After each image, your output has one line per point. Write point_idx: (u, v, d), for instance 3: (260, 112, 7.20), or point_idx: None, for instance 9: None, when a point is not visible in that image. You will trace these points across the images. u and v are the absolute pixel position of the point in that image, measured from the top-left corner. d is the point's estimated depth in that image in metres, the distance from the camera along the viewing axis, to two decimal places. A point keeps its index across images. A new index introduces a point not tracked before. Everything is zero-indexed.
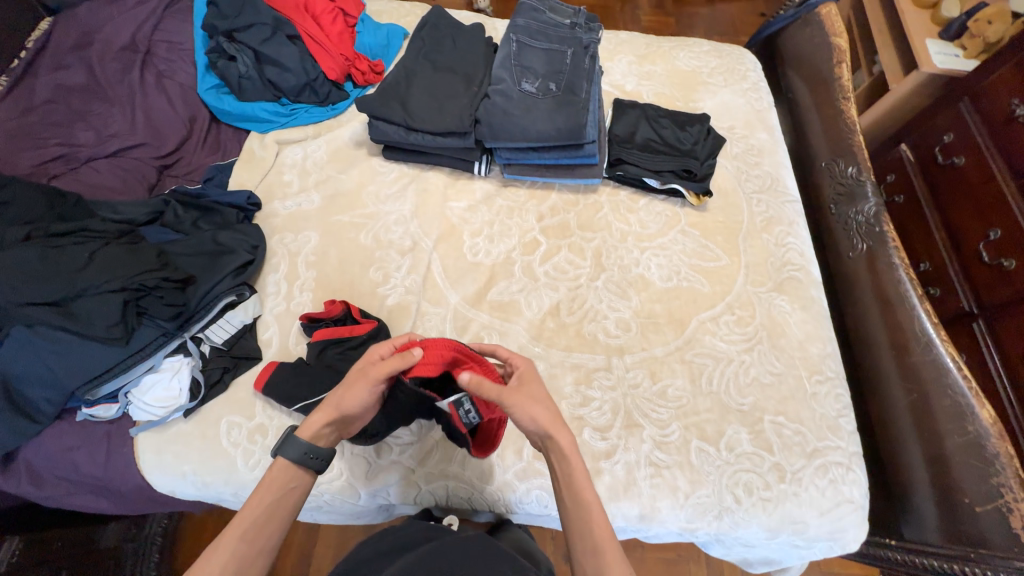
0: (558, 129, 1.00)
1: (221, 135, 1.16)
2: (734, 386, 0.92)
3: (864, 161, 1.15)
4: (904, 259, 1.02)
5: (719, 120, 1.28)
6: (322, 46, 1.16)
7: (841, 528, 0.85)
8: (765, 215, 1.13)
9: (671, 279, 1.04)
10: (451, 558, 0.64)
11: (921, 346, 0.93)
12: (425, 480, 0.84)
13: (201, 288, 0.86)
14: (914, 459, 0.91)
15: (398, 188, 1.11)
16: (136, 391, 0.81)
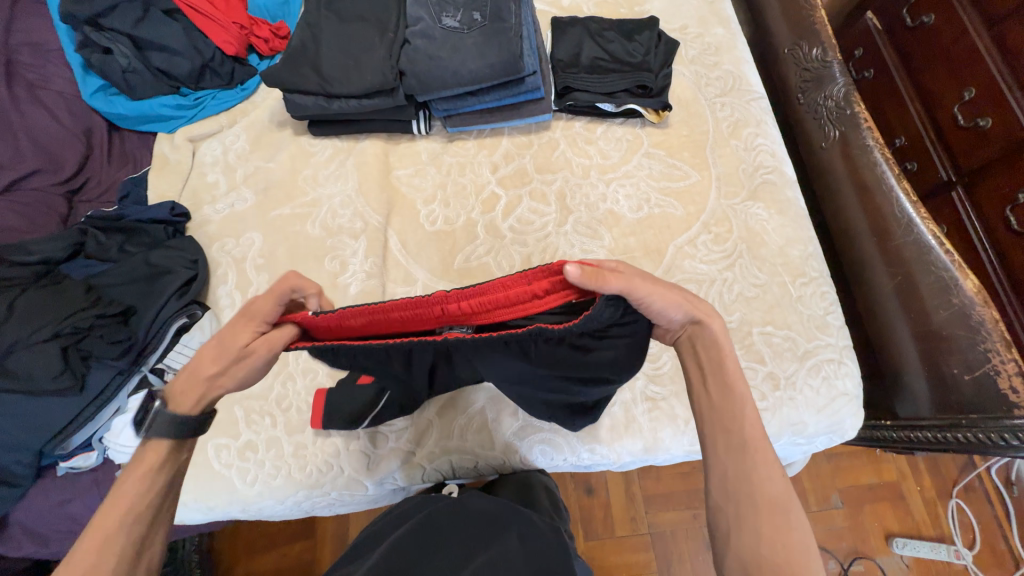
0: (493, 66, 0.90)
1: (127, 144, 1.04)
2: (720, 306, 0.90)
3: (829, 39, 1.07)
4: (878, 140, 0.98)
5: (669, 22, 1.16)
6: (210, 17, 1.02)
7: (838, 420, 0.87)
8: (731, 119, 1.06)
9: (642, 208, 0.99)
10: (427, 537, 0.65)
11: (903, 228, 0.91)
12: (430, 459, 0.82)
13: (146, 316, 0.80)
14: (901, 339, 0.92)
15: (335, 167, 1.01)
16: (109, 436, 0.77)
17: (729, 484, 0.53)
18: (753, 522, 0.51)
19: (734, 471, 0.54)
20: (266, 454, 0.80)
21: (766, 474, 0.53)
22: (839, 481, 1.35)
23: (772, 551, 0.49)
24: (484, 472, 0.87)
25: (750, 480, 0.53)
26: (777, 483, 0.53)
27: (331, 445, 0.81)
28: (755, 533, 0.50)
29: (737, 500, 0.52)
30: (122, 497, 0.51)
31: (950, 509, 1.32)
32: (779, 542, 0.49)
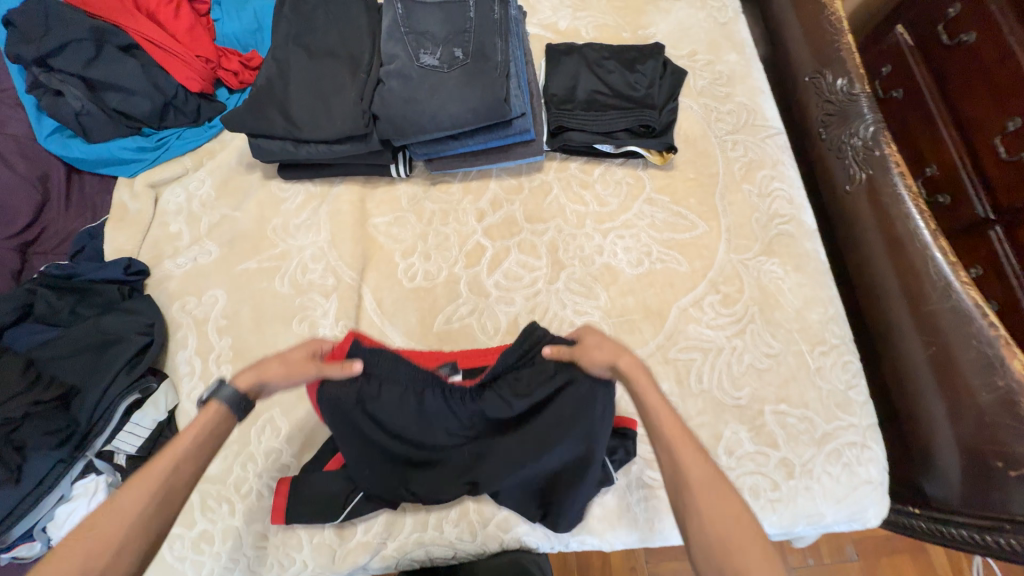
0: (474, 110, 0.80)
1: (87, 188, 0.96)
2: (728, 378, 0.81)
3: (856, 68, 0.96)
4: (911, 187, 0.87)
5: (676, 48, 1.05)
6: (171, 51, 0.93)
7: (860, 510, 0.77)
8: (743, 160, 0.95)
9: (642, 263, 0.89)
10: None
11: (939, 292, 0.80)
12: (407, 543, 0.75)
13: (91, 396, 0.72)
14: (933, 417, 0.81)
15: (307, 215, 0.93)
16: (52, 526, 0.70)
17: (674, 486, 0.55)
18: (705, 519, 0.52)
19: (675, 476, 0.55)
20: (222, 546, 0.73)
21: (702, 464, 0.55)
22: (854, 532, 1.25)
23: (733, 541, 0.50)
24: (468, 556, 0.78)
25: (688, 474, 0.54)
26: (712, 472, 0.54)
27: (294, 536, 0.74)
28: (711, 529, 0.51)
29: (685, 503, 0.54)
30: (166, 455, 0.55)
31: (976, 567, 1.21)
32: (733, 530, 0.51)
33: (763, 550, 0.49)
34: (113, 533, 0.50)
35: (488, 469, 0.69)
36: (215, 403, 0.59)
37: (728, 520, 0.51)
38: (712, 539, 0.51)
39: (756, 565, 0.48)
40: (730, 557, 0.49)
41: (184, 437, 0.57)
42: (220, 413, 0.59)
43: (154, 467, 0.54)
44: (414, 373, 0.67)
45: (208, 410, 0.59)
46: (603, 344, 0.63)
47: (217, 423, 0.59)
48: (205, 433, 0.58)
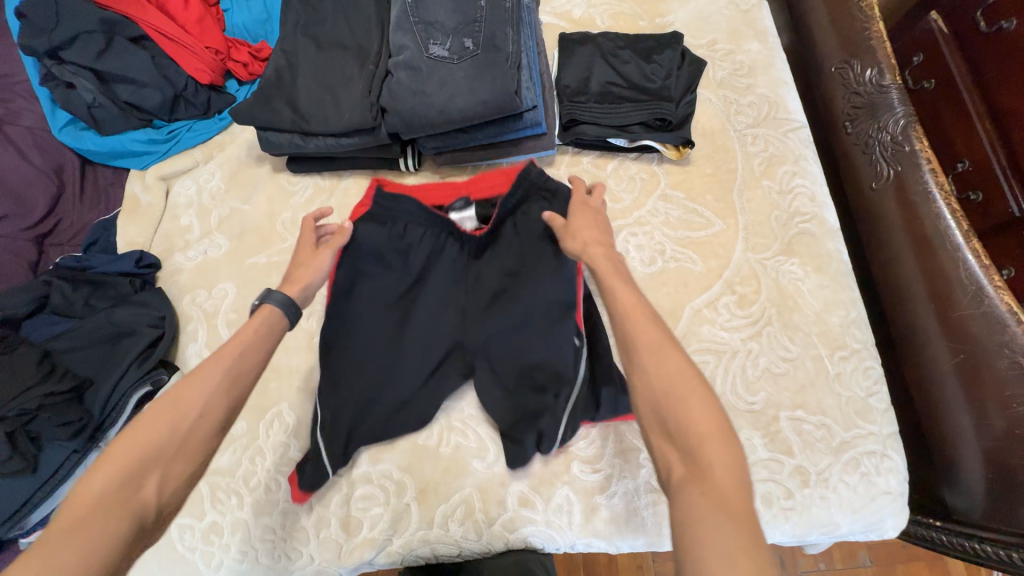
0: (485, 103, 0.78)
1: (101, 181, 0.97)
2: (742, 383, 0.78)
3: (886, 59, 0.92)
4: (942, 184, 0.83)
5: (695, 37, 1.01)
6: (181, 43, 0.92)
7: (877, 521, 0.75)
8: (764, 154, 0.91)
9: (655, 261, 0.86)
10: None
11: (970, 297, 0.77)
12: (372, 404, 0.77)
13: (103, 389, 0.74)
14: (958, 428, 0.78)
15: (316, 209, 0.93)
16: None
17: (621, 345, 0.54)
18: (649, 373, 0.50)
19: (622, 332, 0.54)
20: (231, 538, 0.74)
21: (649, 323, 0.53)
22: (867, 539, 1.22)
23: (676, 391, 0.48)
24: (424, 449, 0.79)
25: (635, 332, 0.53)
26: (657, 328, 0.53)
27: (301, 531, 0.75)
28: (655, 382, 0.50)
29: (633, 360, 0.52)
30: (229, 349, 0.57)
31: None
32: (676, 380, 0.49)
33: (703, 395, 0.48)
34: (185, 418, 0.52)
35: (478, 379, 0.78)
36: (268, 304, 0.62)
37: (673, 372, 0.49)
38: (654, 391, 0.49)
39: (693, 409, 0.47)
40: (670, 403, 0.48)
41: (243, 335, 0.59)
42: (272, 314, 0.61)
43: (220, 360, 0.56)
44: (422, 263, 0.80)
45: (262, 312, 0.61)
46: (587, 223, 0.67)
47: (273, 322, 0.61)
48: (265, 330, 0.60)
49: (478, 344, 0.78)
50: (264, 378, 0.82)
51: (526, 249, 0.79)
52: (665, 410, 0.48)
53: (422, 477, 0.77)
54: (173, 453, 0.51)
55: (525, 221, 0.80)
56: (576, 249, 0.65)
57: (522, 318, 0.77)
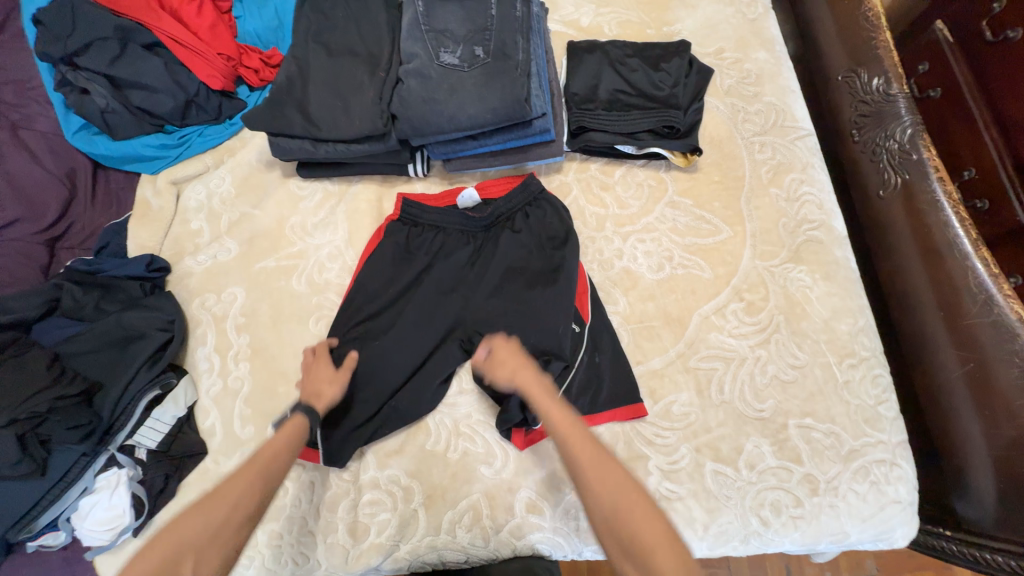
0: (494, 111, 0.79)
1: (112, 184, 0.98)
2: (750, 390, 0.78)
3: (893, 68, 0.92)
4: (950, 192, 0.83)
5: (702, 45, 1.02)
6: (193, 49, 0.94)
7: (887, 530, 0.74)
8: (772, 162, 0.92)
9: (663, 268, 0.87)
10: None
11: (979, 305, 0.77)
12: (373, 376, 0.80)
13: (112, 392, 0.73)
14: (968, 436, 0.77)
15: (325, 213, 0.93)
16: (76, 518, 0.71)
17: (571, 469, 0.62)
18: (600, 490, 0.59)
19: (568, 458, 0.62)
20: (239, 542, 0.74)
21: (587, 442, 0.63)
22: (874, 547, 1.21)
23: (626, 502, 0.58)
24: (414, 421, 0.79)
25: (578, 453, 0.62)
26: (593, 446, 0.63)
27: (308, 535, 0.75)
28: (605, 497, 0.59)
29: (584, 484, 0.60)
30: (264, 452, 0.65)
31: None
32: (617, 493, 0.59)
33: (647, 504, 0.58)
34: (219, 510, 0.59)
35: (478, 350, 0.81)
36: (301, 414, 0.69)
37: (617, 485, 0.59)
38: (608, 508, 0.58)
39: (643, 518, 0.57)
40: (623, 516, 0.57)
41: (275, 443, 0.66)
42: (302, 422, 0.69)
43: (252, 467, 0.63)
44: (433, 253, 0.87)
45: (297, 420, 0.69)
46: (511, 355, 0.73)
47: (300, 431, 0.69)
48: (293, 439, 0.68)
49: (480, 321, 0.82)
50: (272, 382, 0.82)
51: (532, 240, 0.87)
52: (619, 526, 0.57)
53: (430, 483, 0.77)
54: (207, 543, 0.56)
55: (532, 215, 0.88)
56: (506, 377, 0.71)
57: (525, 291, 0.83)
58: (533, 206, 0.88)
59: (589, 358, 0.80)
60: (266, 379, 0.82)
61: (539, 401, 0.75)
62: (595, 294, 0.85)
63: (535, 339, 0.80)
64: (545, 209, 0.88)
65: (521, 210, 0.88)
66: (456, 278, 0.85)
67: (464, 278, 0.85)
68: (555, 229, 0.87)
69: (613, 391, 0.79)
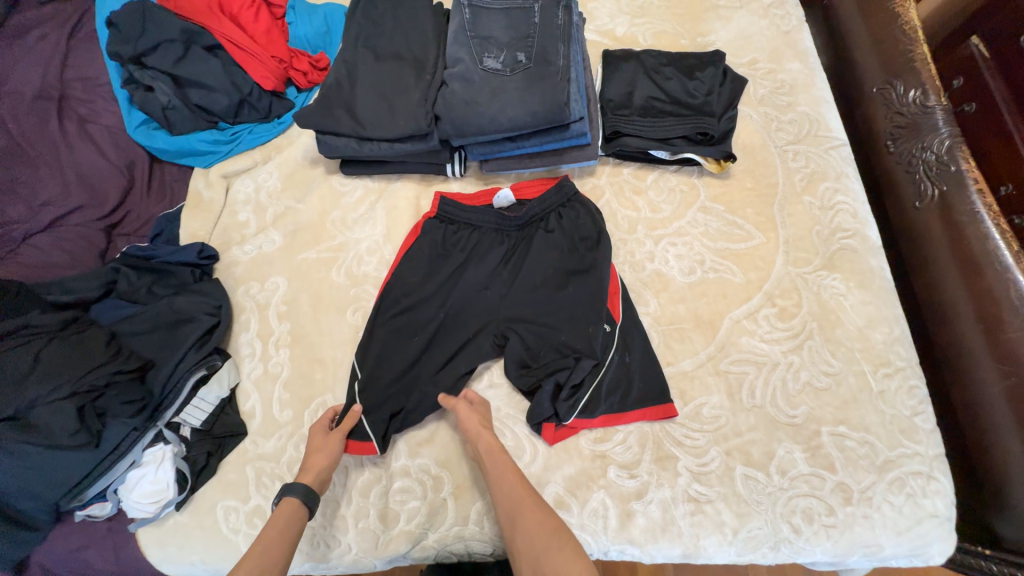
0: (534, 114, 0.81)
1: (167, 177, 1.04)
2: (782, 396, 0.78)
3: (931, 81, 0.92)
4: (990, 205, 0.83)
5: (736, 55, 1.04)
6: (249, 52, 0.99)
7: (923, 545, 0.73)
8: (805, 171, 0.92)
9: (694, 271, 0.88)
10: None
11: (1021, 319, 0.75)
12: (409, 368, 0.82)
13: (164, 371, 0.77)
14: (1007, 453, 0.76)
15: (365, 209, 0.97)
16: (123, 489, 0.74)
17: (507, 515, 0.65)
18: (528, 532, 0.62)
19: (507, 503, 0.66)
20: None
21: (527, 491, 0.67)
22: None
23: (552, 546, 0.59)
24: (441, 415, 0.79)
25: (516, 497, 0.66)
26: (530, 495, 0.66)
27: (340, 519, 0.77)
28: (529, 542, 0.61)
29: (516, 528, 0.63)
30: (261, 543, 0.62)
31: None
32: (542, 539, 0.60)
33: (574, 550, 0.58)
34: None
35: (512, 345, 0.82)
36: (290, 500, 0.67)
37: (548, 529, 0.61)
38: (535, 549, 0.60)
39: (569, 560, 0.57)
40: (546, 559, 0.58)
41: (269, 530, 0.64)
42: (294, 509, 0.67)
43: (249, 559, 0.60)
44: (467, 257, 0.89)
45: (286, 509, 0.67)
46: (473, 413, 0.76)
47: (293, 516, 0.66)
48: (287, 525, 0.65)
49: (513, 318, 0.84)
50: (310, 368, 0.85)
51: (564, 238, 0.89)
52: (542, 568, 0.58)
53: (459, 474, 0.79)
54: None
55: (566, 215, 0.90)
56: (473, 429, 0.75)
57: (558, 290, 0.85)
58: (570, 206, 0.90)
59: (620, 358, 0.81)
60: (304, 366, 0.85)
61: (568, 399, 0.78)
62: (626, 295, 0.86)
63: (566, 338, 0.82)
64: (579, 206, 0.90)
65: (555, 209, 0.90)
66: (491, 274, 0.88)
67: (497, 275, 0.87)
68: (587, 230, 0.88)
69: (644, 390, 0.79)
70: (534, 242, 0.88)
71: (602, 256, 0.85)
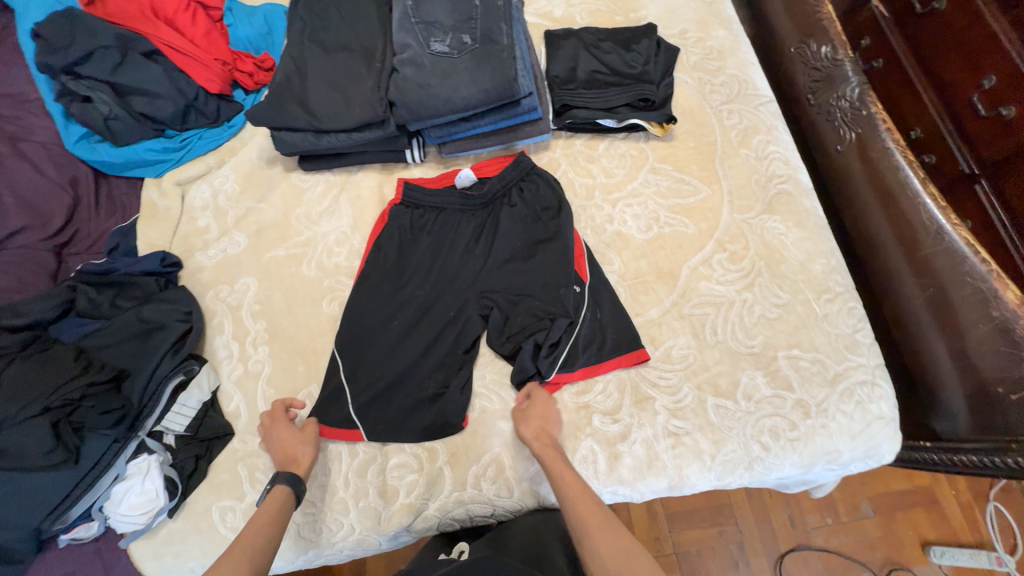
0: (486, 92, 0.85)
1: (115, 191, 1.00)
2: (740, 330, 0.85)
3: (838, 36, 1.03)
4: (898, 141, 0.93)
5: (667, 27, 1.11)
6: (191, 56, 0.98)
7: (874, 445, 0.81)
8: (740, 127, 1.01)
9: (651, 228, 0.94)
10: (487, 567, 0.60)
11: (933, 237, 0.85)
12: (393, 351, 0.84)
13: (140, 380, 0.76)
14: (936, 355, 0.86)
15: (329, 202, 0.98)
16: (109, 505, 0.72)
17: (575, 528, 0.64)
18: (602, 553, 0.60)
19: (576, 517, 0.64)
20: None
21: (593, 508, 0.64)
22: (868, 487, 1.30)
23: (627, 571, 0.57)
24: (431, 388, 0.83)
25: (581, 514, 0.64)
26: (600, 515, 0.63)
27: (340, 502, 0.78)
28: (604, 563, 0.59)
29: (587, 545, 0.61)
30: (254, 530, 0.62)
31: (988, 514, 1.26)
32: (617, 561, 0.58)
33: (652, 572, 0.57)
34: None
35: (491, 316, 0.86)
36: (279, 486, 0.68)
37: (623, 548, 0.60)
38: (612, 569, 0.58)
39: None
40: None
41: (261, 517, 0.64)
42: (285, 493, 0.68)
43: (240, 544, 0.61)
44: (436, 242, 0.92)
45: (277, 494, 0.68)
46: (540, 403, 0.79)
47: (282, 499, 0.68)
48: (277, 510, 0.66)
49: (488, 291, 0.87)
50: (292, 362, 0.86)
51: (529, 212, 0.93)
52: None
53: (452, 442, 0.81)
54: None
55: (526, 190, 0.94)
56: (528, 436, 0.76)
57: (528, 259, 0.89)
58: (532, 179, 0.95)
59: (591, 314, 0.86)
60: (286, 360, 0.86)
61: (548, 359, 0.82)
62: (591, 257, 0.91)
63: (539, 303, 0.85)
64: (540, 179, 0.94)
65: (517, 184, 0.94)
66: (463, 250, 0.91)
67: (470, 251, 0.91)
68: (547, 202, 0.93)
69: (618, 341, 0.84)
70: (502, 215, 0.92)
71: (563, 224, 0.90)
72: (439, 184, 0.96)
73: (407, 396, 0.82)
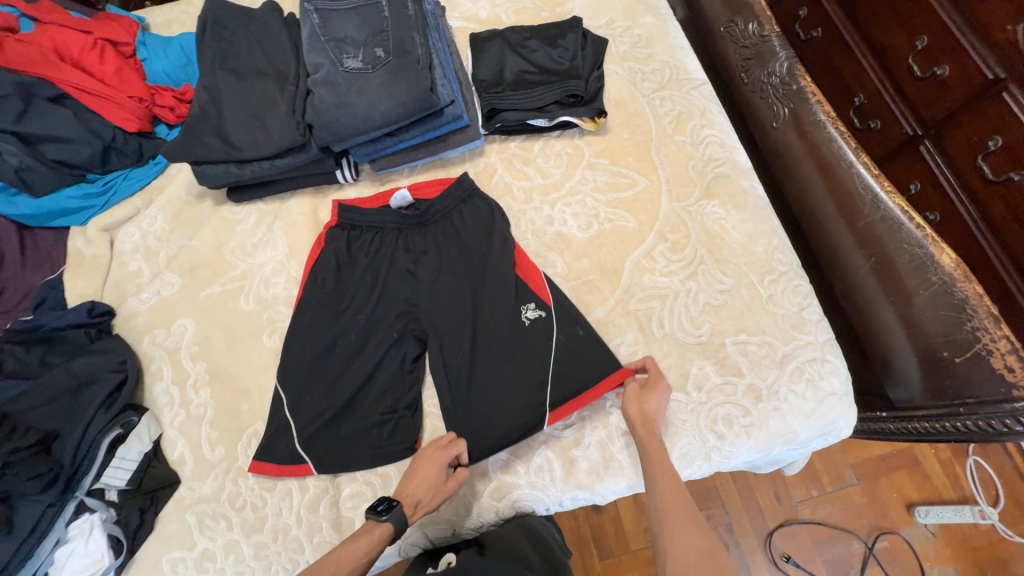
0: (404, 104, 0.83)
1: (40, 243, 0.97)
2: (686, 319, 0.85)
3: (762, 12, 1.03)
4: (828, 113, 0.93)
5: (594, 18, 1.09)
6: (104, 96, 0.96)
7: (831, 422, 0.80)
8: (673, 114, 0.99)
9: (591, 225, 0.93)
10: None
11: (869, 206, 0.85)
12: (338, 379, 0.82)
13: (71, 439, 0.73)
14: (886, 324, 0.85)
15: (262, 232, 0.95)
16: (53, 570, 0.71)
17: (656, 513, 0.64)
18: (679, 544, 0.60)
19: (663, 504, 0.64)
20: (224, 561, 0.74)
21: (681, 499, 0.64)
22: (851, 456, 1.29)
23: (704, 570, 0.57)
24: (377, 414, 0.79)
25: (668, 502, 0.64)
26: (686, 506, 0.63)
27: (294, 541, 0.75)
28: (679, 553, 0.59)
29: (665, 532, 0.62)
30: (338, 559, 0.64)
31: (969, 469, 1.26)
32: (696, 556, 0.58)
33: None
34: None
35: (437, 329, 0.83)
36: (389, 522, 0.66)
37: (699, 549, 0.59)
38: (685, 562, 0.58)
39: None
40: None
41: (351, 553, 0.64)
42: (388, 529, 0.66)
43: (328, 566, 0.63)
44: (373, 264, 0.89)
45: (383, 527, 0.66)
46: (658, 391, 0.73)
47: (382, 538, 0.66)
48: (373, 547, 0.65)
49: (433, 309, 0.84)
50: (235, 401, 0.84)
51: (473, 232, 0.89)
52: None
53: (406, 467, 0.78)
54: None
55: (467, 213, 0.91)
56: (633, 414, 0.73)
57: (476, 276, 0.86)
58: (478, 198, 0.91)
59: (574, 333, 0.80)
60: (228, 400, 0.84)
61: (510, 384, 0.77)
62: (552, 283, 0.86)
63: (489, 319, 0.82)
64: (485, 200, 0.92)
65: (453, 201, 0.91)
66: (405, 270, 0.88)
67: (411, 272, 0.88)
68: (487, 224, 0.89)
69: (581, 355, 0.78)
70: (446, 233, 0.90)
71: (502, 244, 0.86)
72: (372, 204, 0.93)
73: (353, 425, 0.79)
